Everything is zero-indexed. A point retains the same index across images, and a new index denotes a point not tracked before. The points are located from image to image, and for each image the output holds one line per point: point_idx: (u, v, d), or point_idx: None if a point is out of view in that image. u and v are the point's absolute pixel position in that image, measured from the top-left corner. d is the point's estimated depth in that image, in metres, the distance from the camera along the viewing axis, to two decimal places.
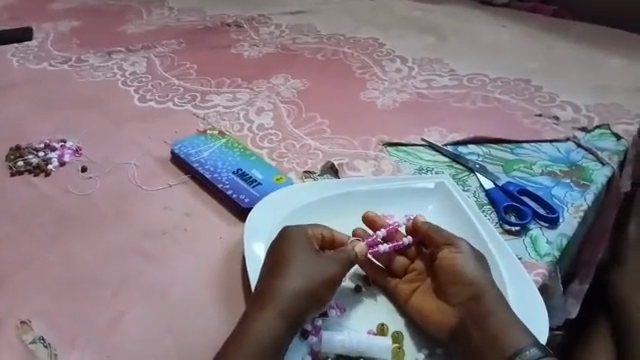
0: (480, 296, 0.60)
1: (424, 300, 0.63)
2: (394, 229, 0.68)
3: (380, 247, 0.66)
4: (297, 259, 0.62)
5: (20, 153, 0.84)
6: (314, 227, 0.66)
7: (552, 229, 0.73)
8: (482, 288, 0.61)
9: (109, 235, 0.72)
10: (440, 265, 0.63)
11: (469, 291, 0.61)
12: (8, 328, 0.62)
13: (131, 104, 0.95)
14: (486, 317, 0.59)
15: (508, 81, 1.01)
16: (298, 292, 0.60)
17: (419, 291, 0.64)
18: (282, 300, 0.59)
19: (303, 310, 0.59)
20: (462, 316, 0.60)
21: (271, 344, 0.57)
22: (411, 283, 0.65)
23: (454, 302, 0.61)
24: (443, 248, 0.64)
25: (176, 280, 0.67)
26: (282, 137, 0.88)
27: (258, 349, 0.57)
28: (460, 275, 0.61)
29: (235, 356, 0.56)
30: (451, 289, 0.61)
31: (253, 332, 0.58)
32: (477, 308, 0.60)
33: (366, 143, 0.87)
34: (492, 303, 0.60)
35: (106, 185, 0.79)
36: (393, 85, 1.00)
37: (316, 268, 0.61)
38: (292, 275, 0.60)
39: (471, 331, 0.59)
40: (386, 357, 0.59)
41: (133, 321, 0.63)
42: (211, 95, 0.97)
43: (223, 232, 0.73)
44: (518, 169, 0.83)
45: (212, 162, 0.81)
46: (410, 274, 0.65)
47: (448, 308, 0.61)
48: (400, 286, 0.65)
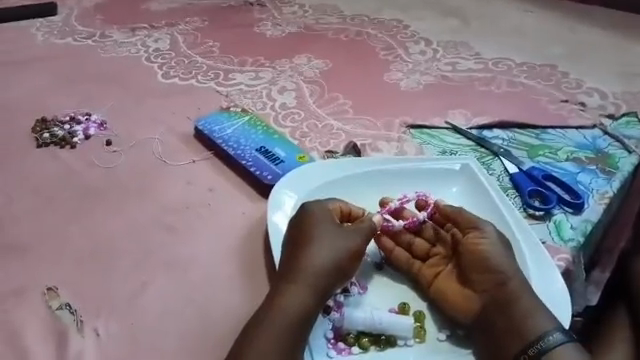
0: (505, 282, 0.60)
1: (448, 285, 0.63)
2: (401, 206, 0.70)
3: (394, 222, 0.67)
4: (320, 236, 0.62)
5: (46, 125, 0.84)
6: (334, 202, 0.67)
7: (577, 215, 0.73)
8: (507, 274, 0.61)
9: (133, 208, 0.73)
10: (464, 249, 0.63)
11: (494, 277, 0.61)
12: (35, 294, 0.64)
13: (154, 80, 0.95)
14: (511, 302, 0.59)
15: (534, 66, 1.00)
16: (326, 266, 0.61)
17: (442, 275, 0.64)
18: (310, 274, 0.60)
19: (329, 285, 0.60)
20: (487, 303, 0.60)
21: (298, 316, 0.58)
22: (434, 267, 0.65)
23: (478, 288, 0.61)
24: (468, 231, 0.64)
25: (199, 253, 0.68)
26: (305, 117, 0.88)
27: (287, 321, 0.57)
28: (485, 261, 0.61)
29: (260, 328, 0.57)
30: (475, 276, 0.61)
31: (281, 305, 0.58)
32: (502, 293, 0.60)
33: (389, 124, 0.87)
34: (517, 289, 0.60)
35: (130, 160, 0.80)
36: (417, 68, 0.99)
37: (343, 244, 0.62)
38: (317, 251, 0.61)
39: (495, 316, 0.60)
40: (407, 336, 0.60)
41: (157, 292, 0.64)
42: (234, 73, 0.97)
43: (246, 209, 0.74)
44: (543, 154, 0.82)
45: (235, 138, 0.81)
46: (433, 259, 0.65)
47: (472, 293, 0.61)
48: (423, 270, 0.65)
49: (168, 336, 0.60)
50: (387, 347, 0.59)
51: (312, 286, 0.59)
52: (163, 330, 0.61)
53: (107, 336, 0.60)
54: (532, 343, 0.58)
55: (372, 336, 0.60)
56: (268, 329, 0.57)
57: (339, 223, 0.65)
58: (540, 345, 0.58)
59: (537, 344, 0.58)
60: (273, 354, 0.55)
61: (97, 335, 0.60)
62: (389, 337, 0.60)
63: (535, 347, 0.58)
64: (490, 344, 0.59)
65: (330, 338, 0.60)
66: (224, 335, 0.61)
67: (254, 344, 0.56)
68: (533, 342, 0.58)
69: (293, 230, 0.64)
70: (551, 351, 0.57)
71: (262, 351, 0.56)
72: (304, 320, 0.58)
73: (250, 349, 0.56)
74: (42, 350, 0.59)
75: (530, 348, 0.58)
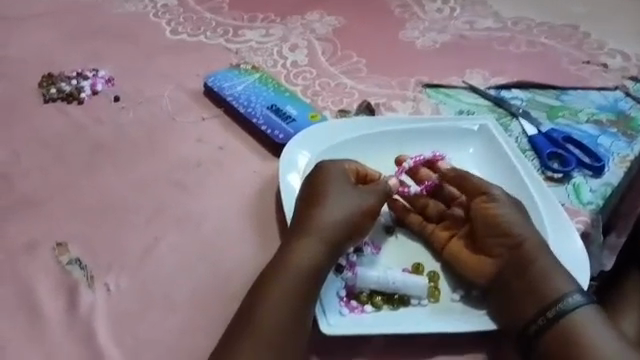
0: (521, 245, 0.60)
1: (462, 248, 0.62)
2: (418, 164, 0.67)
3: (409, 190, 0.65)
4: (334, 195, 0.61)
5: (53, 81, 0.82)
6: (349, 162, 0.65)
7: (597, 178, 0.72)
8: (524, 237, 0.60)
9: (143, 165, 0.72)
10: (476, 213, 0.62)
11: (512, 240, 0.60)
12: (44, 249, 0.63)
13: (162, 36, 0.92)
14: (529, 265, 0.59)
15: (554, 26, 0.96)
16: (341, 221, 0.60)
17: (457, 238, 0.63)
18: (325, 231, 0.59)
19: (343, 239, 0.59)
20: (502, 266, 0.60)
21: (312, 269, 0.57)
22: (448, 230, 0.63)
23: (495, 253, 0.60)
24: (477, 197, 0.62)
25: (209, 211, 0.67)
26: (317, 75, 0.85)
27: (299, 274, 0.57)
28: (500, 224, 0.60)
29: (272, 284, 0.57)
30: (491, 240, 0.60)
31: (294, 259, 0.58)
32: (520, 256, 0.59)
33: (404, 83, 0.84)
34: (534, 252, 0.59)
35: (139, 116, 0.78)
36: (434, 26, 0.95)
37: (359, 203, 0.61)
38: (331, 208, 0.60)
39: (511, 279, 0.59)
40: (421, 296, 0.59)
41: (168, 249, 0.64)
42: (243, 30, 0.93)
43: (257, 167, 0.72)
44: (563, 116, 0.79)
45: (246, 96, 0.79)
46: (444, 221, 0.64)
47: (487, 258, 0.60)
48: (436, 232, 0.63)
49: (179, 292, 0.60)
50: (400, 307, 0.59)
51: (324, 240, 0.59)
52: (174, 286, 0.61)
53: (118, 291, 0.60)
54: (550, 305, 0.57)
55: (385, 295, 0.59)
56: (281, 283, 0.56)
57: (354, 183, 0.63)
58: (559, 307, 0.57)
59: (556, 306, 0.57)
60: (286, 308, 0.55)
61: (108, 290, 0.60)
62: (402, 296, 0.59)
63: (554, 309, 0.57)
64: (505, 306, 0.58)
65: (342, 296, 0.59)
66: (236, 292, 0.61)
67: (267, 299, 0.56)
68: (552, 304, 0.57)
69: (307, 189, 0.63)
70: (570, 313, 0.57)
71: (275, 306, 0.56)
72: (317, 273, 0.57)
73: (263, 303, 0.56)
74: (53, 304, 0.59)
75: (548, 310, 0.57)
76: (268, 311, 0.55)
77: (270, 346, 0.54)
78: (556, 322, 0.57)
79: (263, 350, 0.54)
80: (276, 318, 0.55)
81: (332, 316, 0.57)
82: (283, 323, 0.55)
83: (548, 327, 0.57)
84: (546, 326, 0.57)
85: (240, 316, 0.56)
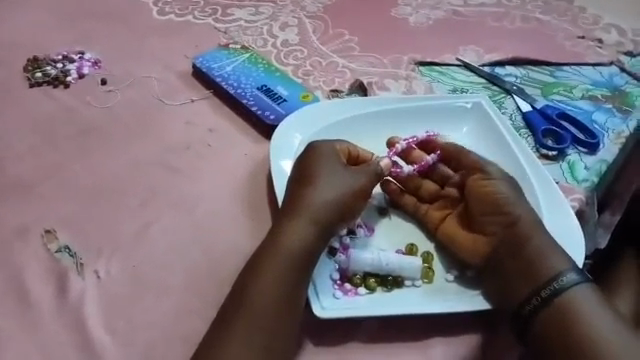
0: (515, 222, 0.59)
1: (456, 229, 0.61)
2: (411, 145, 0.66)
3: (401, 169, 0.64)
4: (325, 176, 0.60)
5: (38, 64, 0.80)
6: (342, 142, 0.64)
7: (591, 155, 0.71)
8: (519, 214, 0.60)
9: (131, 150, 0.71)
10: (469, 192, 0.61)
11: (507, 217, 0.59)
12: (32, 237, 0.62)
13: (149, 16, 0.90)
14: (523, 243, 0.59)
15: (549, 1, 0.94)
16: (333, 201, 0.59)
17: (450, 219, 0.62)
18: (317, 211, 0.58)
19: (335, 219, 0.59)
20: (496, 245, 0.59)
21: (305, 250, 0.57)
22: (442, 211, 0.63)
23: (488, 231, 0.60)
24: (473, 174, 0.62)
25: (200, 195, 0.66)
26: (308, 54, 0.84)
27: (291, 255, 0.56)
28: (495, 202, 0.60)
29: (263, 268, 0.56)
30: (485, 219, 0.60)
31: (286, 239, 0.57)
32: (514, 234, 0.59)
33: (396, 61, 0.83)
34: (528, 230, 0.59)
35: (127, 99, 0.77)
36: (427, 2, 0.93)
37: (350, 183, 0.60)
38: (323, 188, 0.59)
39: (505, 257, 0.59)
40: (415, 277, 0.59)
41: (159, 234, 0.63)
42: (232, 9, 0.91)
43: (248, 150, 0.71)
44: (557, 92, 0.79)
45: (235, 77, 0.77)
46: (441, 200, 0.63)
47: (481, 237, 0.60)
48: (430, 212, 0.63)
49: (170, 278, 0.60)
50: (394, 288, 0.59)
51: (318, 220, 0.58)
52: (165, 271, 0.60)
53: (109, 278, 0.59)
54: (544, 285, 0.57)
55: (378, 277, 0.59)
56: (273, 266, 0.56)
57: (346, 163, 0.63)
58: (553, 286, 0.57)
59: (550, 286, 0.57)
60: (279, 289, 0.55)
61: (99, 277, 0.59)
62: (396, 278, 0.59)
63: (548, 288, 0.57)
64: (501, 286, 0.58)
65: (336, 279, 0.58)
66: (228, 277, 0.60)
67: (259, 280, 0.55)
68: (546, 284, 0.57)
69: (298, 171, 0.62)
70: (565, 292, 0.57)
71: (268, 286, 0.55)
72: (310, 254, 0.57)
73: (256, 284, 0.55)
74: (43, 291, 0.58)
75: (542, 290, 0.57)
76: (260, 291, 0.55)
77: (262, 327, 0.54)
78: (550, 301, 0.56)
79: (256, 332, 0.53)
80: (269, 299, 0.55)
81: (325, 299, 0.57)
82: (276, 304, 0.54)
83: (543, 307, 0.56)
84: (540, 306, 0.56)
85: (232, 296, 0.55)
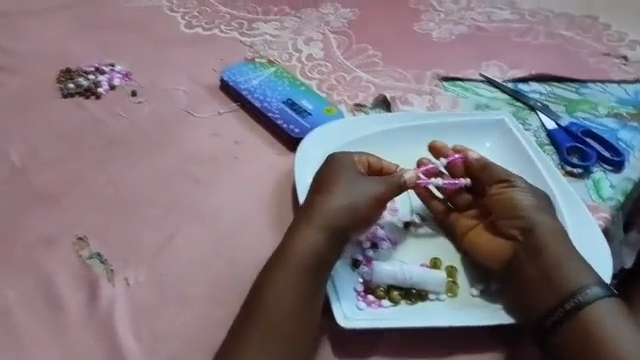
0: (534, 229, 0.59)
1: (481, 237, 0.62)
2: (455, 161, 0.65)
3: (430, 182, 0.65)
4: (341, 186, 0.61)
5: (71, 76, 0.83)
6: (361, 154, 0.65)
7: (616, 174, 0.71)
8: (537, 221, 0.60)
9: (160, 160, 0.72)
10: (491, 199, 0.62)
11: (525, 222, 0.60)
12: (64, 244, 0.64)
13: (177, 30, 0.92)
14: (542, 250, 0.58)
15: (573, 18, 0.95)
16: (345, 208, 0.60)
17: (477, 228, 0.62)
18: (328, 218, 0.59)
19: (345, 225, 0.59)
20: (518, 250, 0.59)
21: (318, 253, 0.58)
22: (471, 220, 0.63)
23: (509, 235, 0.60)
24: (494, 185, 0.63)
25: (227, 206, 0.68)
26: (333, 68, 0.85)
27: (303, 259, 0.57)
28: (514, 208, 0.60)
29: (275, 280, 0.57)
30: (504, 223, 0.60)
31: (299, 245, 0.58)
32: (533, 239, 0.59)
33: (420, 76, 0.84)
34: (547, 235, 0.59)
35: (156, 111, 0.79)
36: (450, 17, 0.94)
37: (362, 191, 0.61)
38: (337, 197, 0.60)
39: (525, 263, 0.59)
40: (439, 292, 0.59)
41: (185, 242, 0.64)
42: (258, 24, 0.93)
43: (274, 162, 0.73)
44: (582, 109, 0.78)
45: (261, 90, 0.79)
46: (470, 210, 0.64)
47: (504, 242, 0.60)
48: (461, 220, 0.64)
49: (197, 287, 0.61)
50: (418, 302, 0.59)
51: (337, 235, 0.59)
52: (192, 280, 0.61)
53: (138, 285, 0.61)
54: (568, 297, 0.56)
55: (402, 290, 0.59)
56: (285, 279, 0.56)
57: (364, 173, 0.64)
58: (577, 298, 0.56)
59: (574, 298, 0.56)
60: (294, 294, 0.56)
61: (128, 284, 0.61)
62: (420, 291, 0.59)
63: (572, 301, 0.56)
64: (524, 295, 0.58)
65: (360, 291, 0.59)
66: None
67: (274, 286, 0.56)
68: (570, 296, 0.56)
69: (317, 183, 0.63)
70: (589, 305, 0.56)
71: (282, 292, 0.56)
72: (322, 264, 0.58)
73: (270, 290, 0.56)
74: (74, 298, 0.60)
75: (566, 302, 0.56)
76: (275, 297, 0.56)
77: (279, 333, 0.54)
78: (575, 313, 0.56)
79: (272, 339, 0.54)
80: (285, 305, 0.56)
81: (349, 309, 0.57)
82: (291, 309, 0.55)
83: (567, 319, 0.56)
84: (564, 318, 0.56)
85: (248, 303, 0.56)
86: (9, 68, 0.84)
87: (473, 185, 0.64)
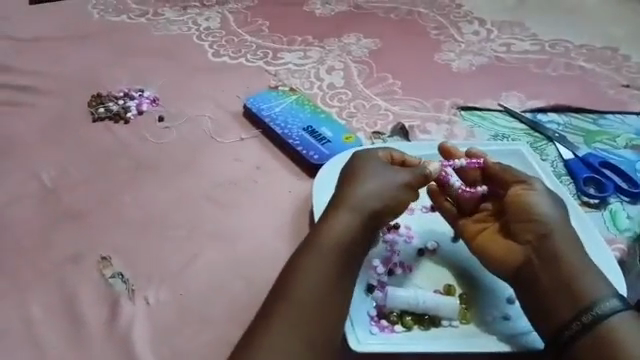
0: (550, 236, 0.59)
1: (492, 242, 0.62)
2: (472, 163, 0.67)
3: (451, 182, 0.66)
4: (367, 177, 0.63)
5: (101, 100, 0.86)
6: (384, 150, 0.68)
7: (634, 204, 0.71)
8: (552, 227, 0.60)
9: (183, 183, 0.75)
10: (508, 200, 0.63)
11: (540, 228, 0.60)
12: (89, 262, 0.66)
13: (205, 59, 0.95)
14: (556, 257, 0.58)
15: (593, 49, 0.95)
16: (378, 193, 0.62)
17: (487, 231, 0.63)
18: (362, 202, 0.62)
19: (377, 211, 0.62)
20: (531, 255, 0.59)
21: (346, 243, 0.59)
22: (479, 224, 0.64)
23: (523, 240, 0.60)
24: (513, 185, 0.64)
25: (246, 229, 0.70)
26: (352, 97, 0.87)
27: (332, 249, 0.59)
28: (530, 212, 0.61)
29: (291, 289, 0.57)
30: (517, 226, 0.61)
31: (312, 258, 0.59)
32: (548, 246, 0.59)
33: (438, 105, 0.85)
34: (562, 242, 0.59)
35: (182, 136, 0.82)
36: (470, 48, 0.96)
37: (395, 177, 0.64)
38: (366, 184, 0.63)
39: (538, 271, 0.58)
40: (452, 318, 0.59)
41: (205, 264, 0.66)
42: (282, 53, 0.96)
43: (293, 187, 0.74)
44: (600, 140, 0.79)
45: (283, 117, 0.81)
46: (479, 213, 0.65)
47: (517, 246, 0.60)
48: (468, 226, 0.65)
49: (215, 308, 0.62)
50: (431, 327, 0.59)
51: (357, 258, 0.60)
52: (210, 301, 0.63)
53: (158, 304, 0.63)
54: (585, 310, 0.56)
55: (415, 315, 0.60)
56: (299, 290, 0.57)
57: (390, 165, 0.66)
58: (594, 311, 0.56)
59: (591, 311, 0.56)
60: (320, 284, 0.57)
61: (148, 303, 0.63)
62: (432, 317, 0.60)
63: (589, 314, 0.56)
64: (534, 304, 0.58)
65: (373, 315, 0.60)
66: None
67: (299, 275, 0.58)
68: (587, 309, 0.56)
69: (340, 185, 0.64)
70: (606, 318, 0.55)
71: (308, 280, 0.58)
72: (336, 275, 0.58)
73: (284, 300, 0.57)
74: (97, 315, 0.62)
75: (583, 315, 0.56)
76: (301, 285, 0.57)
77: (302, 321, 0.56)
78: (592, 328, 0.55)
79: (296, 324, 0.55)
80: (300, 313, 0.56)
81: (362, 333, 0.58)
82: (317, 302, 0.56)
83: (584, 332, 0.55)
84: (581, 332, 0.55)
85: (275, 291, 0.58)
86: (44, 92, 0.88)
87: (490, 193, 0.66)
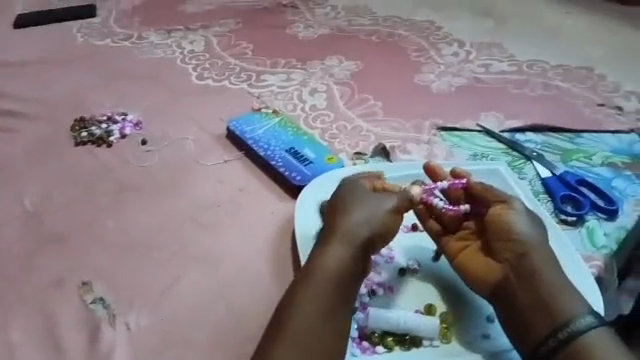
0: (528, 255, 0.60)
1: (473, 260, 0.63)
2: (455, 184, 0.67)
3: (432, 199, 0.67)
4: (354, 207, 0.64)
5: (84, 124, 0.87)
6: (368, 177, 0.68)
7: (611, 221, 0.72)
8: (531, 246, 0.61)
9: (166, 206, 0.75)
10: (489, 219, 0.63)
11: (519, 247, 0.61)
12: (70, 288, 0.66)
13: (188, 82, 0.96)
14: (534, 274, 0.59)
15: (569, 69, 0.98)
16: (367, 219, 0.63)
17: (468, 249, 0.64)
18: (351, 231, 0.62)
19: (367, 239, 0.62)
20: (508, 273, 0.60)
21: (339, 271, 0.60)
22: (462, 241, 0.65)
23: (501, 258, 0.61)
24: (495, 204, 0.64)
25: (229, 251, 0.70)
26: (335, 118, 0.88)
27: (328, 279, 0.59)
28: (508, 231, 0.61)
29: (292, 319, 0.57)
30: (496, 245, 0.62)
31: (310, 286, 0.59)
32: (525, 264, 0.60)
33: (419, 126, 0.87)
34: (540, 261, 0.60)
35: (165, 159, 0.82)
36: (449, 69, 0.98)
37: (382, 201, 0.64)
38: (356, 214, 0.63)
39: (517, 289, 0.59)
40: (433, 338, 0.60)
41: (188, 288, 0.66)
42: (265, 75, 0.97)
43: (276, 208, 0.75)
44: (576, 159, 0.81)
45: (266, 139, 0.82)
46: (462, 231, 0.65)
47: (496, 265, 0.61)
48: (450, 243, 0.65)
49: (197, 332, 0.62)
50: (412, 348, 0.60)
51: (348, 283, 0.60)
52: (192, 324, 0.63)
53: (140, 330, 0.62)
54: (561, 326, 0.57)
55: (397, 335, 0.60)
56: (300, 319, 0.57)
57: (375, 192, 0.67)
58: (570, 328, 0.56)
59: (568, 328, 0.56)
60: (319, 310, 0.58)
61: (130, 329, 0.62)
62: (413, 337, 0.60)
63: (566, 330, 0.56)
64: (511, 321, 0.59)
65: (354, 337, 0.60)
66: (252, 333, 0.62)
67: (295, 307, 0.58)
68: (563, 325, 0.57)
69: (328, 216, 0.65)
70: (582, 334, 0.56)
71: (305, 308, 0.58)
72: (334, 302, 0.58)
73: (288, 330, 0.57)
74: (77, 341, 0.61)
75: (559, 331, 0.56)
76: (300, 313, 0.57)
77: (307, 350, 0.56)
78: (568, 342, 0.56)
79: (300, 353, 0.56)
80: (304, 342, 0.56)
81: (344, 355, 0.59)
82: (320, 329, 0.57)
83: (560, 347, 0.56)
84: (557, 347, 0.56)
85: (275, 321, 0.58)
86: (27, 117, 0.89)
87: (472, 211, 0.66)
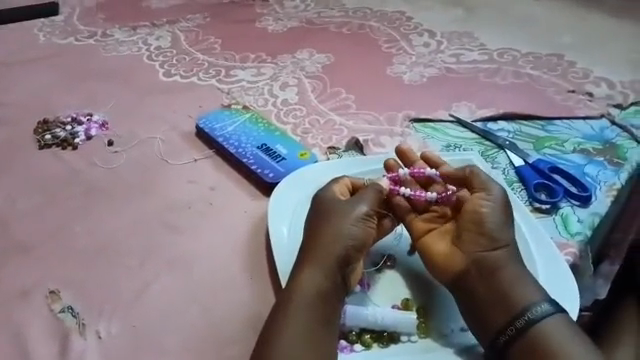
0: (489, 249, 0.60)
1: (439, 247, 0.63)
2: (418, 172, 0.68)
3: (399, 173, 0.68)
4: (330, 213, 0.63)
5: (48, 127, 0.84)
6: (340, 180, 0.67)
7: (583, 208, 0.72)
8: (495, 240, 0.60)
9: (136, 208, 0.73)
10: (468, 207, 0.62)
11: (484, 241, 0.60)
12: (37, 298, 0.63)
13: (156, 79, 0.94)
14: (494, 270, 0.59)
15: (539, 56, 0.98)
16: (338, 239, 0.61)
17: (434, 232, 0.64)
18: (319, 243, 0.61)
19: (333, 249, 0.61)
20: (470, 266, 0.60)
21: (315, 276, 0.59)
22: (429, 223, 0.65)
23: (465, 252, 0.61)
24: (474, 193, 0.64)
25: (201, 253, 0.68)
26: (307, 112, 0.87)
27: (306, 284, 0.59)
28: (473, 224, 0.61)
29: (275, 328, 0.57)
30: (462, 236, 0.61)
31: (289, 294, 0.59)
32: (487, 259, 0.60)
33: (392, 118, 0.86)
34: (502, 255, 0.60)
35: (133, 160, 0.79)
36: (421, 60, 0.97)
37: (355, 218, 0.62)
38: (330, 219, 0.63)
39: (476, 283, 0.59)
40: (411, 333, 0.59)
41: (160, 292, 0.64)
42: (235, 70, 0.95)
43: (248, 207, 0.73)
44: (549, 146, 0.81)
45: (236, 137, 0.80)
46: (428, 213, 0.66)
47: (460, 256, 0.61)
48: (416, 222, 0.65)
49: (169, 337, 0.60)
50: (390, 344, 0.59)
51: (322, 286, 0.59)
52: (164, 329, 0.61)
53: (110, 337, 0.60)
54: (518, 315, 0.57)
55: (374, 333, 0.60)
56: (283, 327, 0.57)
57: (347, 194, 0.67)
58: (527, 316, 0.56)
59: (525, 316, 0.56)
60: (301, 316, 0.57)
61: (100, 337, 0.60)
62: (391, 334, 0.59)
63: (522, 318, 0.56)
64: (470, 315, 0.58)
65: None
66: (226, 335, 0.60)
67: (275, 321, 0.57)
68: (520, 314, 0.57)
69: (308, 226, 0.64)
70: (538, 322, 0.56)
71: (288, 316, 0.57)
72: (318, 307, 0.58)
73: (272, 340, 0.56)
74: (45, 352, 0.59)
75: (517, 319, 0.56)
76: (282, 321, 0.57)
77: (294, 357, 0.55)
78: (526, 331, 0.56)
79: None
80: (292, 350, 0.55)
81: None
82: (304, 335, 0.56)
83: (517, 336, 0.56)
84: (515, 336, 0.56)
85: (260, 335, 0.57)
86: None
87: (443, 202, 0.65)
